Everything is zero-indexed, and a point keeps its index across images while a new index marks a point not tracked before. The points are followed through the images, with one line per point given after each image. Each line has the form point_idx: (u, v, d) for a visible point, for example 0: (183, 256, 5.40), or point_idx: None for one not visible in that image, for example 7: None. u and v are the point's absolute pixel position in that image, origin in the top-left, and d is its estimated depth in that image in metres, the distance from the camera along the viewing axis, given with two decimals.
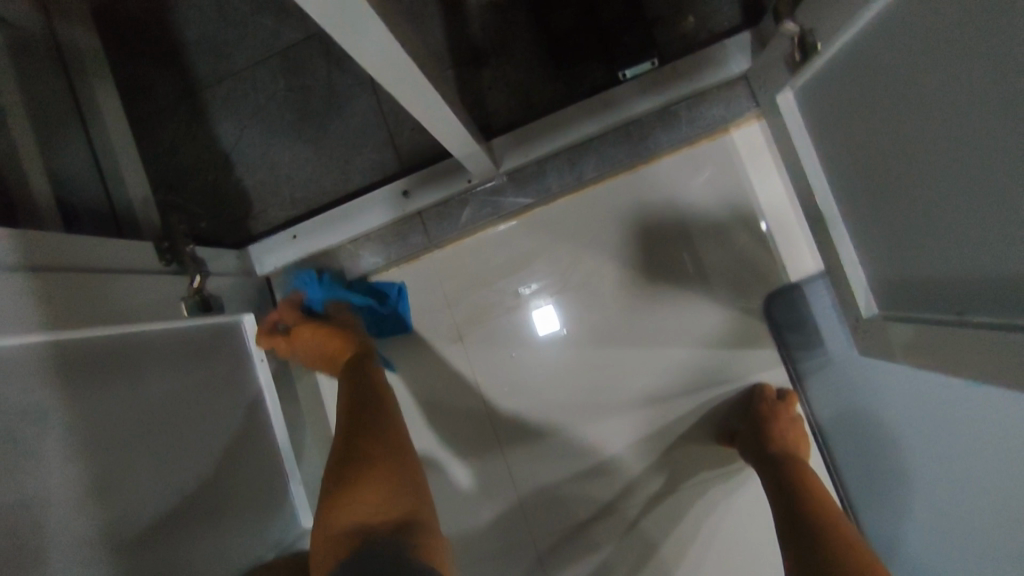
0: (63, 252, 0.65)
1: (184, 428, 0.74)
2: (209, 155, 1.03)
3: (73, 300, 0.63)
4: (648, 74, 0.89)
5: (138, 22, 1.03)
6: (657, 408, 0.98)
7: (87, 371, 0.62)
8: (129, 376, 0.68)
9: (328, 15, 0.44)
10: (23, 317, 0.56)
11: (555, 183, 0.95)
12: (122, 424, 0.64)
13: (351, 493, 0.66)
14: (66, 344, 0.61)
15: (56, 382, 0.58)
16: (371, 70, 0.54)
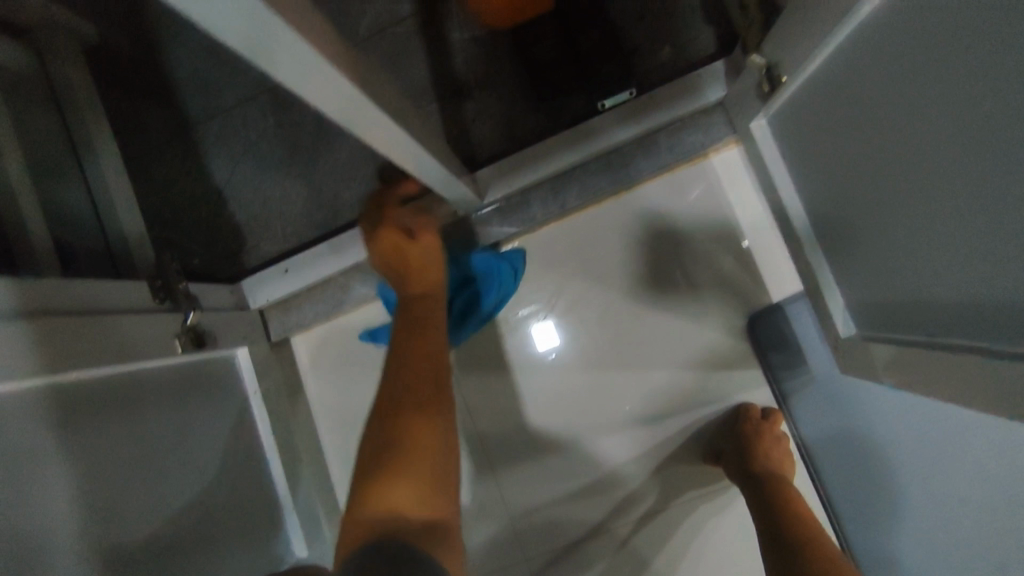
0: (58, 295, 0.67)
1: (182, 462, 0.75)
2: (201, 191, 1.05)
3: (73, 342, 0.64)
4: (627, 104, 0.92)
5: (129, 61, 1.06)
6: (647, 430, 1.00)
7: (84, 411, 0.64)
8: (124, 414, 0.69)
9: (305, 73, 0.47)
10: (26, 361, 0.58)
11: (540, 211, 0.97)
12: (118, 462, 0.66)
13: (387, 480, 0.59)
14: (64, 386, 0.63)
15: (53, 423, 0.60)
16: (354, 118, 0.57)
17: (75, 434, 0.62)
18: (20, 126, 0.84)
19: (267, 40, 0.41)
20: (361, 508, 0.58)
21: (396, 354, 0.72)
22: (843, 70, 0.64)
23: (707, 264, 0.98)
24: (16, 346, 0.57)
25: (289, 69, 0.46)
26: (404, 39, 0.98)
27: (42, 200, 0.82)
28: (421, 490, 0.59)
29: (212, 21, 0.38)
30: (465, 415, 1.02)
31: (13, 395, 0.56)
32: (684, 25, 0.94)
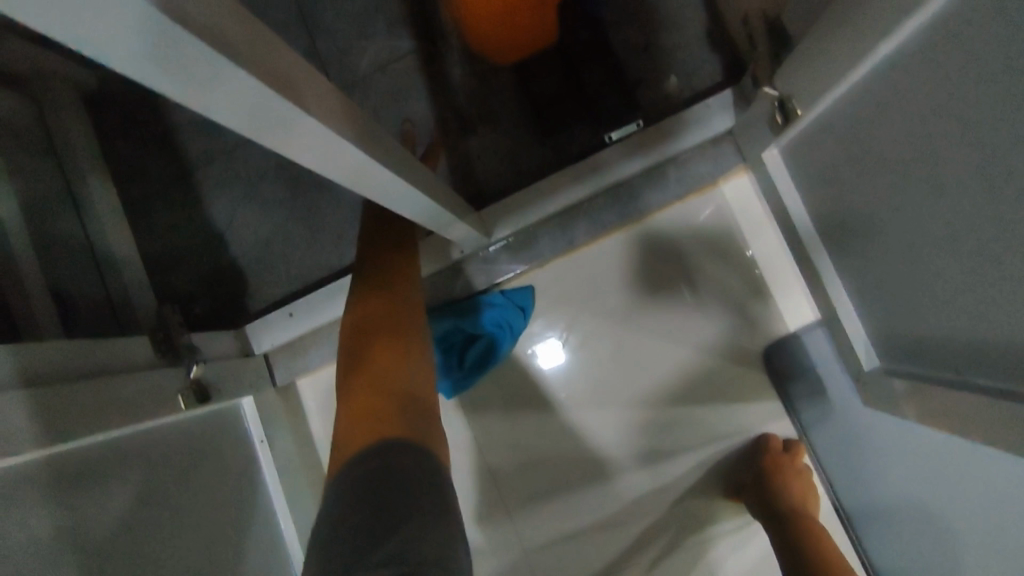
0: (53, 363, 0.64)
1: (193, 524, 0.71)
2: (203, 235, 1.03)
3: (71, 411, 0.61)
4: (634, 137, 0.90)
5: (127, 106, 1.05)
6: (661, 466, 0.95)
7: (87, 479, 0.61)
8: (134, 477, 0.66)
9: (308, 139, 0.45)
10: (31, 436, 0.56)
11: (547, 248, 0.96)
12: (131, 528, 0.63)
13: (365, 421, 0.63)
14: (64, 457, 0.59)
15: (55, 498, 0.57)
16: (355, 175, 0.55)
17: (79, 505, 0.59)
18: (17, 180, 0.83)
19: (266, 113, 0.39)
20: (346, 432, 0.64)
21: (363, 308, 0.74)
22: (864, 105, 0.62)
23: (719, 294, 0.96)
24: (13, 422, 0.54)
25: (288, 140, 0.44)
26: (406, 77, 0.97)
27: (41, 260, 0.81)
28: (405, 421, 0.63)
29: (212, 102, 0.36)
30: (476, 455, 0.99)
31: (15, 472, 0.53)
32: (690, 55, 0.92)
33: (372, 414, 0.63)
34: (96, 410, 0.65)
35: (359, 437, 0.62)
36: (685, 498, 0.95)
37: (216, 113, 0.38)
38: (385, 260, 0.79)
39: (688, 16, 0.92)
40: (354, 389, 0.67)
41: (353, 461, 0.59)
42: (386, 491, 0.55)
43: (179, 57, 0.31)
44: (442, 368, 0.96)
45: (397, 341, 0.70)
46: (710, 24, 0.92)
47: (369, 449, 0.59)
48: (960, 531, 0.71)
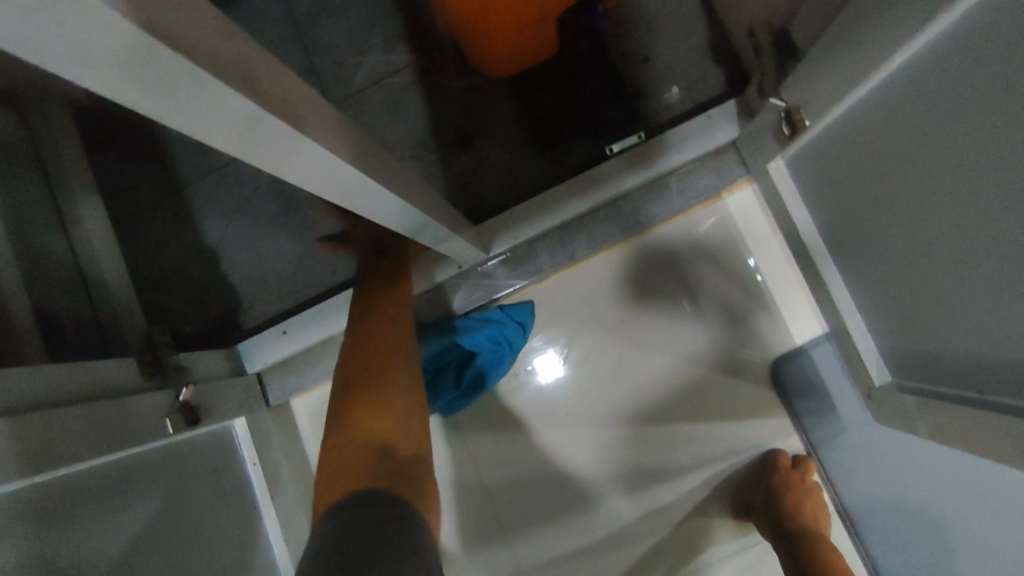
0: (31, 395, 0.60)
1: (182, 558, 0.68)
2: (194, 251, 1.01)
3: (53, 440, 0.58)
4: (634, 149, 0.88)
5: (117, 120, 1.02)
6: (665, 486, 0.92)
7: (69, 510, 0.58)
8: (118, 504, 0.63)
9: (308, 162, 0.43)
10: (18, 461, 0.53)
11: (548, 262, 0.93)
12: (115, 558, 0.60)
13: (352, 463, 0.60)
14: (44, 487, 0.56)
15: (35, 532, 0.53)
16: (350, 198, 0.53)
17: (59, 540, 0.55)
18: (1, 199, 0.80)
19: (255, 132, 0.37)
20: (330, 474, 0.60)
21: (356, 345, 0.73)
22: (876, 117, 0.60)
23: (724, 311, 0.93)
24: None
25: (284, 160, 0.41)
26: (402, 91, 0.95)
27: (27, 278, 0.79)
28: (393, 466, 0.60)
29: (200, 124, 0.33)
30: (472, 478, 0.95)
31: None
32: (691, 66, 0.91)
33: (357, 464, 0.59)
34: (85, 433, 0.62)
35: (344, 477, 0.58)
36: (692, 521, 0.91)
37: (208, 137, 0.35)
38: (380, 299, 0.79)
39: (688, 28, 0.91)
40: (343, 433, 0.64)
41: (336, 506, 0.54)
42: (377, 526, 0.51)
43: (163, 76, 0.28)
44: (437, 390, 0.92)
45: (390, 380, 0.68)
46: (712, 36, 0.91)
47: (353, 495, 0.54)
48: (1004, 552, 0.66)
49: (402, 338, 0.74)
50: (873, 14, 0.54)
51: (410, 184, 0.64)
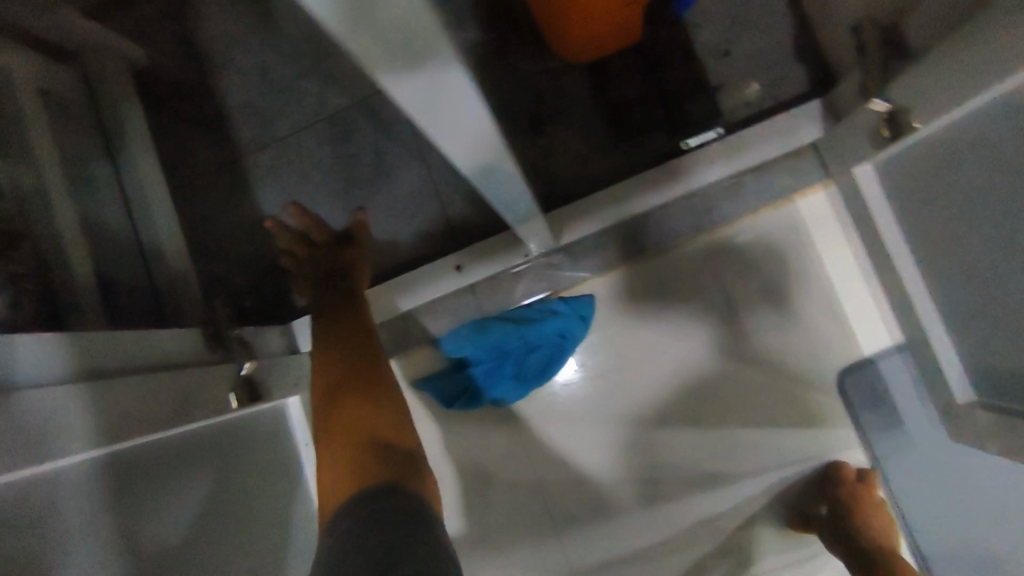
0: (106, 359, 0.58)
1: (234, 535, 0.67)
2: (251, 223, 0.99)
3: (126, 410, 0.56)
4: (715, 143, 0.86)
5: (179, 86, 1.01)
6: (721, 491, 0.90)
7: (135, 481, 0.57)
8: (176, 480, 0.62)
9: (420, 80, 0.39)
10: (83, 432, 0.51)
11: (614, 255, 0.91)
12: (175, 534, 0.59)
13: (348, 463, 0.62)
14: (113, 458, 0.55)
15: (104, 503, 0.53)
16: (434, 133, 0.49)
17: (126, 511, 0.55)
18: (64, 169, 0.80)
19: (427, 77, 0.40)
20: (332, 477, 0.63)
21: (325, 353, 0.75)
22: (977, 128, 0.58)
23: (794, 316, 0.91)
24: (65, 423, 0.49)
25: (438, 109, 0.44)
26: (473, 69, 0.93)
27: (87, 244, 0.79)
28: (391, 459, 0.62)
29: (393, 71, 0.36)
30: (524, 470, 0.94)
31: (65, 475, 0.49)
32: (775, 61, 0.88)
33: (358, 461, 0.62)
34: (150, 409, 0.59)
35: (346, 478, 0.61)
36: (749, 528, 0.90)
37: (398, 89, 0.38)
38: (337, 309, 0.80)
39: (773, 22, 0.89)
40: (331, 436, 0.67)
41: (350, 502, 0.57)
42: (388, 519, 0.54)
43: (386, 23, 0.30)
44: (497, 377, 0.92)
45: (365, 383, 0.71)
46: (798, 31, 0.88)
47: (365, 489, 0.58)
48: None
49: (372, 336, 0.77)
50: (979, 24, 0.52)
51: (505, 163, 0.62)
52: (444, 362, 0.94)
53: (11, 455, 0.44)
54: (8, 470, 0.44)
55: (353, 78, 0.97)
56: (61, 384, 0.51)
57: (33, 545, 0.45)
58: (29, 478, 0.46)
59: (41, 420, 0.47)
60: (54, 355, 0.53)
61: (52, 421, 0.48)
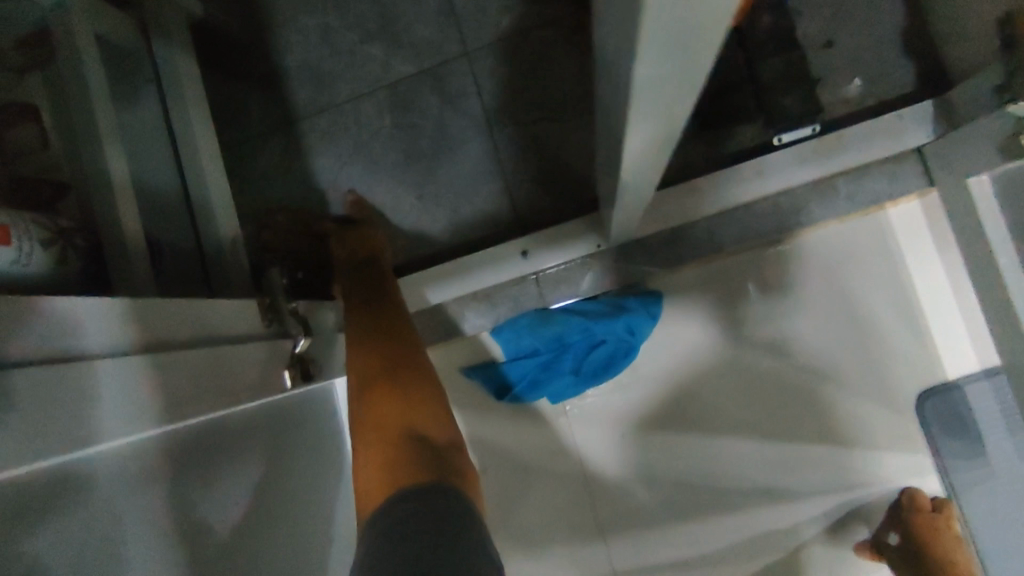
0: (152, 329, 0.51)
1: (269, 526, 0.63)
2: (303, 191, 0.94)
3: (166, 392, 0.49)
4: (809, 141, 0.81)
5: (236, 42, 0.96)
6: (781, 508, 0.85)
7: (166, 470, 0.51)
8: (221, 463, 0.58)
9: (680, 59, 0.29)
10: (141, 409, 0.46)
11: (690, 253, 0.86)
12: (216, 517, 0.56)
13: (383, 458, 0.59)
14: (143, 444, 0.49)
15: (131, 494, 0.47)
16: (638, 131, 0.39)
17: (153, 505, 0.49)
18: (118, 122, 0.75)
19: (671, 106, 0.36)
20: (367, 472, 0.59)
21: (356, 340, 0.71)
22: None
23: (875, 331, 0.85)
24: (99, 405, 0.43)
25: (649, 133, 0.41)
26: (555, 47, 0.88)
27: (138, 199, 0.74)
28: (429, 459, 0.58)
29: (653, 58, 0.28)
30: (573, 471, 0.89)
31: (94, 458, 0.44)
32: (882, 56, 0.82)
33: (395, 460, 0.58)
34: (206, 389, 0.54)
35: (383, 474, 0.57)
36: (807, 550, 0.85)
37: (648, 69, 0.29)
38: (366, 299, 0.77)
39: (883, 13, 0.82)
40: (364, 427, 0.63)
41: (387, 504, 0.53)
42: (434, 529, 0.49)
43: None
44: (554, 372, 0.87)
45: (399, 375, 0.66)
46: (910, 24, 0.81)
47: (404, 490, 0.53)
48: None
49: (406, 328, 0.73)
50: None
51: (655, 160, 0.50)
52: (498, 352, 0.89)
53: (38, 442, 0.38)
54: (37, 458, 0.38)
55: (422, 44, 0.91)
56: (118, 356, 0.46)
57: (41, 549, 0.40)
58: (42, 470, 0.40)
59: (74, 402, 0.41)
60: (111, 322, 0.47)
61: (87, 400, 0.42)
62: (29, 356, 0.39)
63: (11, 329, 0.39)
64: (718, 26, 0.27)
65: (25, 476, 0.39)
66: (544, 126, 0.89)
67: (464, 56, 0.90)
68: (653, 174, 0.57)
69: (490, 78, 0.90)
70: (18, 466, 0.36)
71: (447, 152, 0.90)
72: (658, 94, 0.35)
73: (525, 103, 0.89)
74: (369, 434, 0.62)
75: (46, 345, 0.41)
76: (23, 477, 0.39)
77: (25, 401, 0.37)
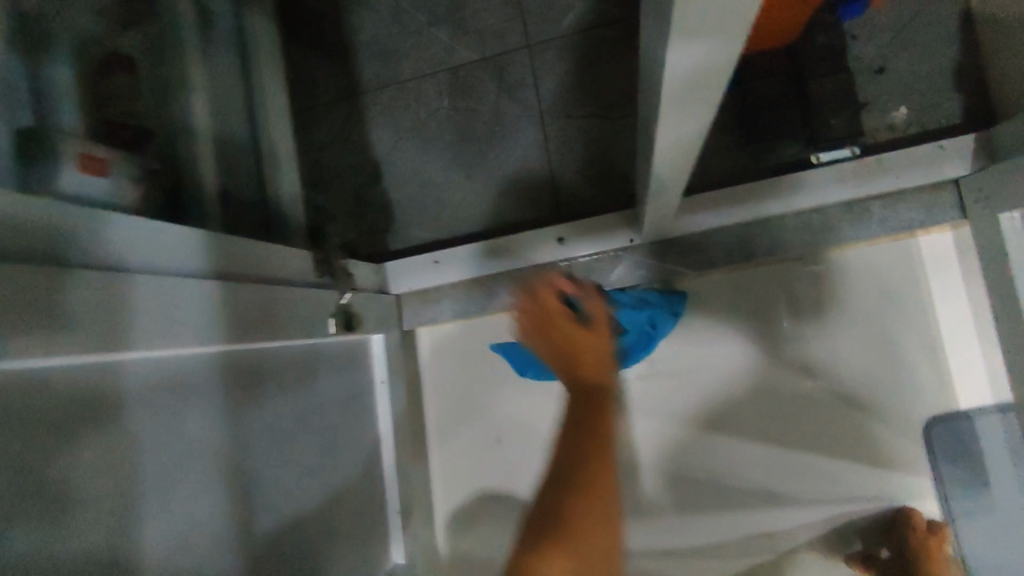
0: (174, 256, 0.54)
1: (299, 456, 0.68)
2: (360, 160, 1.00)
3: (183, 318, 0.52)
4: (847, 162, 0.83)
5: (313, 15, 1.03)
6: (784, 511, 0.89)
7: (197, 399, 0.55)
8: (270, 390, 0.65)
9: (705, 50, 0.35)
10: (206, 326, 0.55)
11: (720, 257, 0.89)
12: (265, 432, 0.63)
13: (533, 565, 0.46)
14: (173, 367, 0.52)
15: (203, 397, 0.55)
16: (669, 114, 0.44)
17: (180, 448, 0.52)
18: (202, 76, 0.82)
19: (702, 97, 0.42)
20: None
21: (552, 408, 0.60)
22: None
23: (894, 355, 0.87)
24: (131, 314, 0.47)
25: (680, 121, 0.46)
26: (612, 47, 0.93)
27: (214, 148, 0.82)
28: None
29: (683, 44, 0.34)
30: None
31: (183, 359, 0.53)
32: (928, 87, 0.84)
33: None
34: (263, 318, 0.63)
35: None
36: (802, 555, 0.88)
37: (675, 55, 0.35)
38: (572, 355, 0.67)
39: (936, 44, 0.84)
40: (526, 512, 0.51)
41: None
42: None
43: None
44: None
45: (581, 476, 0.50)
46: (961, 58, 0.83)
47: None
48: None
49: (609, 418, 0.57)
50: None
51: (688, 153, 0.55)
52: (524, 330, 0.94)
53: (87, 335, 0.43)
54: (87, 345, 0.43)
55: (486, 33, 0.97)
56: (191, 277, 0.55)
57: (78, 484, 0.43)
58: (83, 365, 0.44)
59: (121, 309, 0.46)
60: (184, 249, 0.56)
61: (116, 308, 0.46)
62: (82, 261, 0.45)
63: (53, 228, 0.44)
64: (736, 25, 0.32)
65: (64, 372, 0.42)
66: (593, 123, 0.93)
67: (525, 49, 0.95)
68: (684, 170, 0.61)
69: (546, 72, 0.95)
70: (51, 357, 0.41)
71: (498, 138, 0.96)
72: (687, 87, 0.40)
73: (576, 99, 0.94)
74: (527, 560, 0.47)
75: (85, 241, 0.46)
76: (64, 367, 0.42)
77: (60, 295, 0.42)
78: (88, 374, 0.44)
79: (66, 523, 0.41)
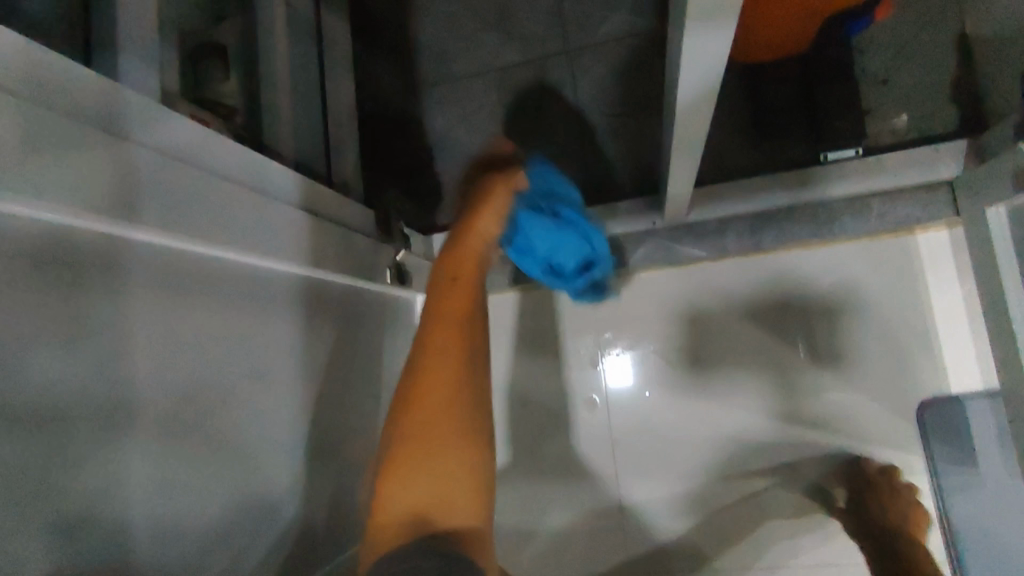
0: (212, 161, 0.64)
1: None
2: (415, 145, 1.13)
3: (236, 218, 0.64)
4: (850, 161, 0.93)
5: (381, 18, 1.17)
6: (781, 478, 0.96)
7: (254, 304, 0.66)
8: (330, 319, 0.80)
9: (713, 32, 0.45)
10: (288, 249, 0.71)
11: (732, 245, 0.98)
12: None
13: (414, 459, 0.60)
14: (191, 269, 0.59)
15: (278, 303, 0.71)
16: (686, 93, 0.55)
17: (239, 352, 0.64)
18: (287, 64, 0.96)
19: (713, 75, 0.52)
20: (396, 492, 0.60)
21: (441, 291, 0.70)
22: None
23: (894, 340, 0.94)
24: (208, 214, 0.60)
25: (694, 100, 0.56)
26: (644, 54, 1.04)
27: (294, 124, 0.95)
28: (459, 446, 0.62)
29: (697, 25, 0.45)
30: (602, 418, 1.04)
31: (268, 271, 0.69)
32: (928, 99, 0.94)
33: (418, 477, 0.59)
34: (333, 253, 0.80)
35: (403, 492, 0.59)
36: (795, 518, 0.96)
37: (693, 36, 0.46)
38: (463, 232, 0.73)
39: (936, 60, 0.94)
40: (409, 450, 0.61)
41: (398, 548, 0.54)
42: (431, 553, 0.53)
43: None
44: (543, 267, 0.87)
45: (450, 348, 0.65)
46: (958, 73, 0.93)
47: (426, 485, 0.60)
48: None
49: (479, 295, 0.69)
50: None
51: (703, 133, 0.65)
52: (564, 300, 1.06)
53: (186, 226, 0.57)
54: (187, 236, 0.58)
55: (532, 39, 1.09)
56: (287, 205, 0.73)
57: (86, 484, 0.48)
58: (81, 245, 0.49)
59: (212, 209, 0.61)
60: (285, 183, 0.75)
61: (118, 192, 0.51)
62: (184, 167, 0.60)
63: (73, 129, 0.49)
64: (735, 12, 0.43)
65: (105, 237, 0.51)
66: (623, 119, 1.04)
67: (566, 53, 1.07)
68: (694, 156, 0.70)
69: (584, 73, 1.06)
70: (92, 221, 0.49)
71: (537, 131, 1.07)
72: (699, 64, 0.50)
73: (609, 98, 1.05)
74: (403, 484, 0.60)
75: (100, 149, 0.51)
76: (64, 233, 0.48)
77: (116, 179, 0.51)
78: (187, 263, 0.59)
79: (72, 521, 0.46)
